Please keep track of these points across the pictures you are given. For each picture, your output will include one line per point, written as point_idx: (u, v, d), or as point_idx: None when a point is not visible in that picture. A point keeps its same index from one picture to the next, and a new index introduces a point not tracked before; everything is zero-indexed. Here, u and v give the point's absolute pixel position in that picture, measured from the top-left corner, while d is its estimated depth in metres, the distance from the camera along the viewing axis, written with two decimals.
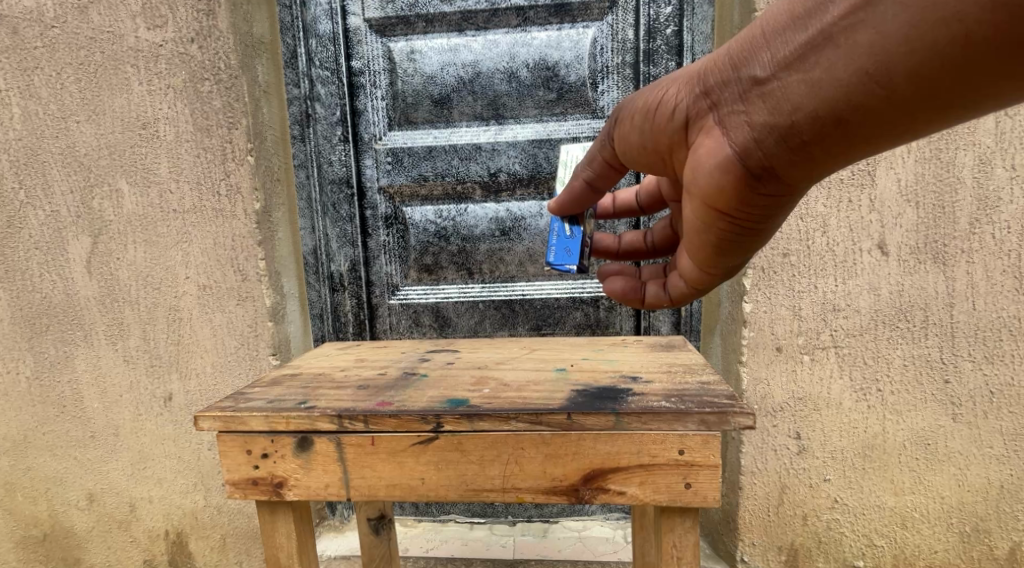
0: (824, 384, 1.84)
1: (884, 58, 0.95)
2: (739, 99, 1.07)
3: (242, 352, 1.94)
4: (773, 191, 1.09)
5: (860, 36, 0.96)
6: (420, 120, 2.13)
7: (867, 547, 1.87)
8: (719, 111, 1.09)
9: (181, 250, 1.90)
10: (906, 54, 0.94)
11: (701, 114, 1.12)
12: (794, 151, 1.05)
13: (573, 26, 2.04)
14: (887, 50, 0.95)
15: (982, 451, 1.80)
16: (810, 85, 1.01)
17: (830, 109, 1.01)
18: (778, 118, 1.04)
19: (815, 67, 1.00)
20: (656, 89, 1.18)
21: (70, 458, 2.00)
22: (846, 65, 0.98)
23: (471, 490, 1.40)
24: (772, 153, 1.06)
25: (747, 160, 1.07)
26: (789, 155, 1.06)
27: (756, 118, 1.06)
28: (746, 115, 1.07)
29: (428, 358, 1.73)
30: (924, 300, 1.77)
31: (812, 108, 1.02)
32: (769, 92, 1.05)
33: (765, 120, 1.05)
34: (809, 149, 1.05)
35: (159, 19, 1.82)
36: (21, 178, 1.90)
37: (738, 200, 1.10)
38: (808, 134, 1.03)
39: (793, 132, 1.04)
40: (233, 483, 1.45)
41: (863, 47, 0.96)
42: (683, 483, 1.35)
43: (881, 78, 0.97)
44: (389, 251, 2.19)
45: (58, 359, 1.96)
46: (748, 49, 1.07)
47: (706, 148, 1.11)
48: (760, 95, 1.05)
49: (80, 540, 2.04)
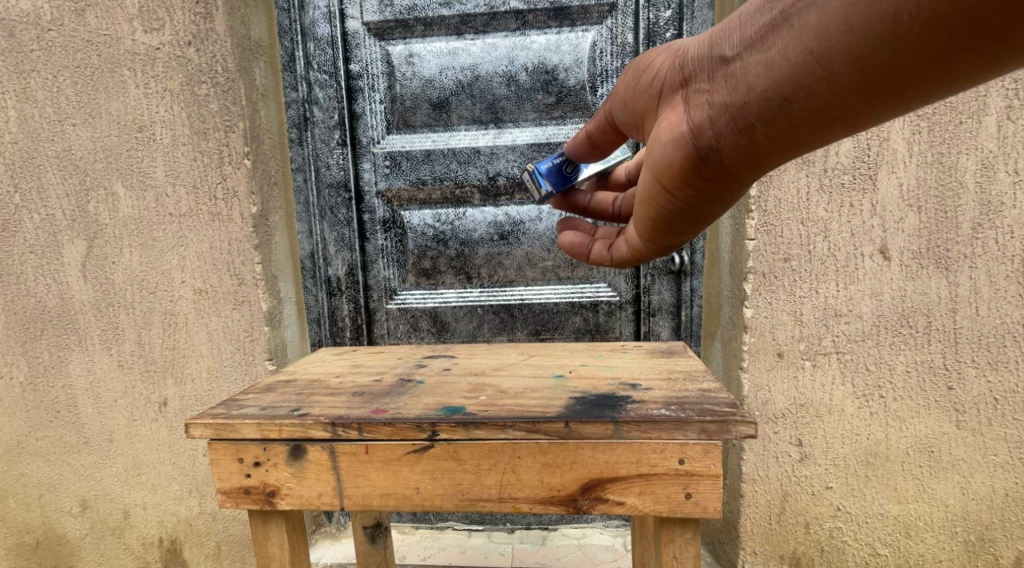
0: (826, 391, 1.81)
1: (829, 42, 0.89)
2: (705, 79, 1.01)
3: (238, 357, 1.92)
4: (716, 175, 1.04)
5: (811, 17, 0.90)
6: (418, 124, 2.11)
7: (871, 555, 1.84)
8: (685, 90, 1.04)
9: (177, 254, 1.89)
10: (850, 37, 0.88)
11: (671, 88, 1.06)
12: (739, 135, 0.99)
13: (573, 30, 2.03)
14: (831, 34, 0.89)
15: (986, 459, 1.77)
16: (765, 64, 0.95)
17: (779, 92, 0.95)
18: (730, 99, 0.98)
19: (770, 49, 0.94)
20: (640, 55, 1.13)
21: (63, 465, 1.98)
22: (796, 46, 0.92)
23: (467, 499, 1.38)
24: (721, 135, 1.00)
25: (697, 139, 1.02)
26: (736, 137, 0.99)
27: (715, 98, 1.00)
28: (703, 93, 1.01)
29: (425, 363, 1.71)
30: (927, 305, 1.75)
31: (763, 90, 0.96)
32: (731, 73, 0.98)
33: (721, 101, 0.99)
34: (755, 131, 0.98)
35: (156, 21, 1.81)
36: (16, 181, 1.89)
37: (682, 180, 1.06)
38: (756, 117, 0.97)
39: (743, 115, 0.98)
40: (225, 491, 1.43)
41: (811, 30, 0.90)
42: (684, 494, 1.33)
43: (824, 62, 0.90)
44: (387, 255, 2.18)
45: (52, 364, 1.94)
46: (721, 28, 1.01)
47: (666, 122, 1.06)
48: (721, 75, 0.99)
49: (72, 547, 2.01)
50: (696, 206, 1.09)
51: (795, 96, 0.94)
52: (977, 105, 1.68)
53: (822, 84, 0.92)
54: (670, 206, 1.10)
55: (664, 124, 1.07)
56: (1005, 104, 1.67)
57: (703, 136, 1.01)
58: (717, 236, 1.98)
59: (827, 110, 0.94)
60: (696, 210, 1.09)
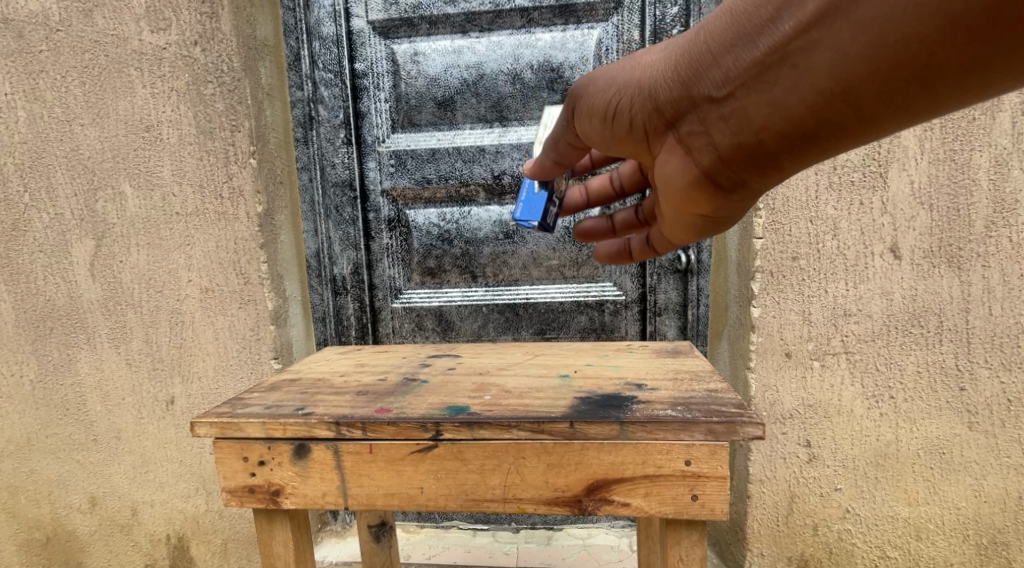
0: (835, 391, 1.79)
1: (845, 79, 0.93)
2: (698, 118, 1.04)
3: (244, 356, 1.93)
4: (742, 195, 1.09)
5: (817, 56, 0.93)
6: (423, 122, 2.11)
7: (880, 558, 1.82)
8: (679, 130, 1.06)
9: (184, 253, 1.90)
10: (866, 74, 0.92)
11: (660, 128, 1.09)
12: (760, 165, 1.03)
13: (578, 27, 2.02)
14: (847, 69, 0.92)
15: (999, 461, 1.74)
16: (768, 99, 0.98)
17: (794, 125, 0.98)
18: (740, 135, 1.01)
19: (775, 86, 0.97)
20: (605, 98, 1.12)
21: (73, 462, 1.99)
22: (806, 83, 0.95)
23: (471, 500, 1.38)
24: (739, 167, 1.04)
25: (716, 173, 1.06)
26: (755, 167, 1.04)
27: (722, 137, 1.03)
28: (704, 130, 1.04)
29: (430, 363, 1.70)
30: (938, 305, 1.73)
31: (776, 126, 0.99)
32: (731, 111, 1.01)
33: (730, 140, 1.02)
34: (775, 160, 1.02)
35: (163, 21, 1.82)
36: (26, 180, 1.91)
37: (711, 205, 1.11)
38: (774, 150, 1.01)
39: (759, 148, 1.02)
40: (230, 490, 1.43)
41: (816, 66, 0.93)
42: (690, 495, 1.32)
43: (841, 98, 0.94)
44: (393, 254, 2.17)
45: (61, 362, 1.96)
46: (700, 64, 1.01)
47: (672, 162, 1.09)
48: (721, 114, 1.02)
49: (81, 544, 2.03)
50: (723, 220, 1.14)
51: (809, 126, 0.97)
52: (991, 100, 1.65)
53: (835, 114, 0.95)
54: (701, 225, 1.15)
55: (670, 164, 1.10)
56: (1019, 100, 1.64)
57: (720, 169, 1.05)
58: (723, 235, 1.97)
59: (843, 134, 0.97)
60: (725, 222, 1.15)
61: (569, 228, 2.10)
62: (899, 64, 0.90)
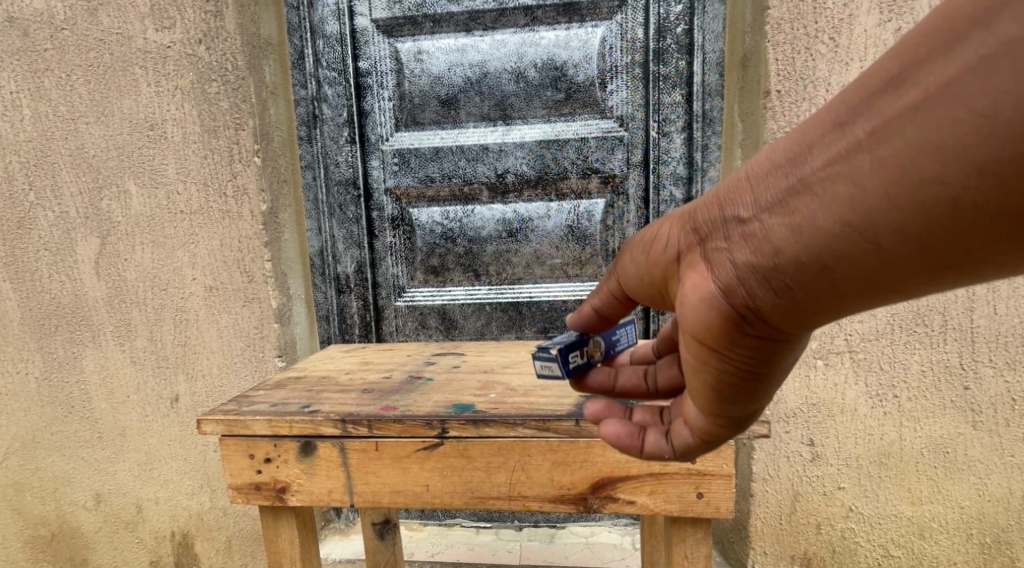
0: (839, 390, 1.79)
1: (877, 211, 0.67)
2: (720, 238, 0.78)
3: (248, 353, 1.93)
4: (759, 347, 0.79)
5: (843, 185, 0.68)
6: (427, 121, 2.11)
7: (883, 557, 1.82)
8: (701, 252, 0.81)
9: (189, 251, 1.90)
10: (907, 208, 0.65)
11: (690, 251, 0.83)
12: (777, 303, 0.75)
13: (582, 26, 2.01)
14: (879, 202, 0.66)
15: (1003, 460, 1.74)
16: (798, 227, 0.71)
17: (818, 263, 0.71)
18: (755, 263, 0.75)
19: (797, 214, 0.71)
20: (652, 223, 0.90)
21: (79, 459, 2.00)
22: (830, 213, 0.69)
23: (477, 497, 1.38)
24: (754, 300, 0.76)
25: (729, 312, 0.78)
26: (773, 310, 0.76)
27: (737, 265, 0.76)
28: (721, 258, 0.78)
29: (435, 361, 1.71)
30: (942, 304, 1.72)
31: (796, 260, 0.72)
32: (750, 235, 0.75)
33: (745, 269, 0.76)
34: (798, 306, 0.74)
35: (167, 20, 1.82)
36: (31, 179, 1.91)
37: (722, 347, 0.80)
38: (791, 292, 0.74)
39: (775, 286, 0.74)
40: (236, 487, 1.44)
41: (862, 189, 0.67)
42: (696, 493, 1.32)
43: (872, 235, 0.68)
44: (396, 253, 2.17)
45: (67, 360, 1.97)
46: (735, 184, 0.78)
47: (686, 293, 0.82)
48: (740, 238, 0.76)
49: (87, 540, 2.04)
50: (747, 382, 0.82)
51: (852, 268, 0.70)
52: None
53: (885, 258, 0.68)
54: (718, 382, 0.83)
55: (685, 293, 0.82)
56: None
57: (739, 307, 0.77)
58: None
59: (897, 279, 0.69)
60: (749, 386, 0.82)
61: (573, 226, 2.10)
62: (982, 194, 0.62)
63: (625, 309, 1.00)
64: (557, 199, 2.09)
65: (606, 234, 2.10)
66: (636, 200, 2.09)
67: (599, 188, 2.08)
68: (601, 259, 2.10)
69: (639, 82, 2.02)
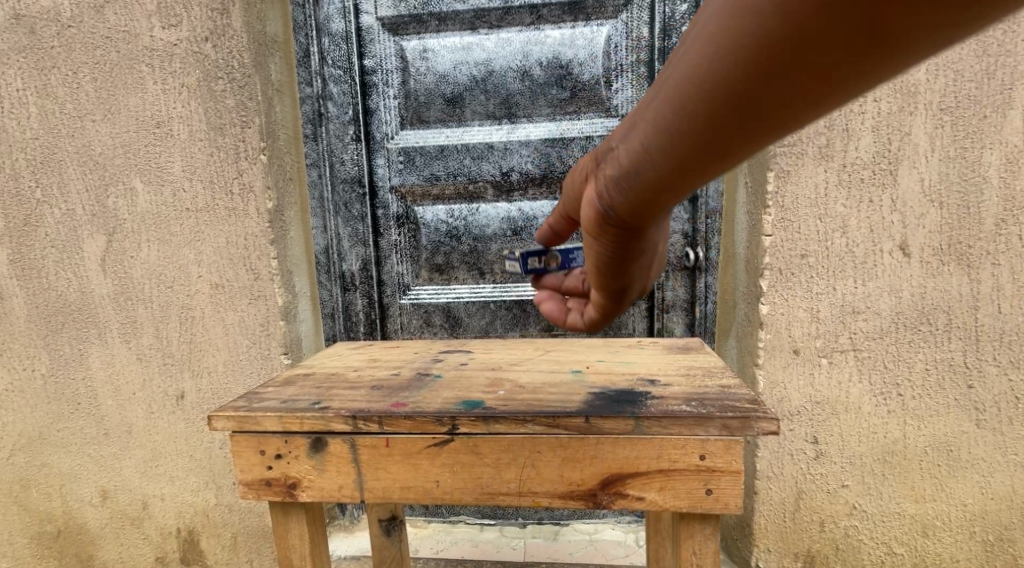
0: (843, 388, 1.79)
1: (678, 120, 0.88)
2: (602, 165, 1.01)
3: (254, 351, 1.94)
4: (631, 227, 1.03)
5: (656, 111, 0.90)
6: (432, 119, 2.12)
7: (886, 555, 1.83)
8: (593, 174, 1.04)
9: (195, 249, 1.91)
10: (698, 118, 0.86)
11: (590, 176, 1.06)
12: (632, 196, 0.98)
13: (587, 24, 2.01)
14: (677, 121, 0.88)
15: (1006, 458, 1.74)
16: (636, 143, 0.94)
17: (649, 165, 0.93)
18: (617, 176, 0.98)
19: (633, 134, 0.94)
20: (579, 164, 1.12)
21: (85, 455, 2.01)
22: (651, 128, 0.91)
23: (486, 494, 1.38)
24: (619, 200, 1.00)
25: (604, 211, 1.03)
26: (632, 203, 0.99)
27: (607, 180, 1.00)
28: (601, 174, 1.01)
29: (442, 358, 1.71)
30: (947, 303, 1.73)
31: (637, 166, 0.95)
32: (614, 154, 0.98)
33: (610, 182, 0.99)
34: (648, 194, 0.97)
35: (174, 18, 1.83)
36: (37, 177, 1.92)
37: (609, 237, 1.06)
38: (641, 188, 0.96)
39: (629, 185, 0.97)
40: (247, 483, 1.45)
41: (671, 112, 0.88)
42: (705, 490, 1.33)
43: (684, 139, 0.89)
44: (401, 251, 2.18)
45: (73, 357, 1.98)
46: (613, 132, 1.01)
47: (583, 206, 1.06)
48: (608, 160, 1.00)
49: (92, 537, 2.05)
50: (632, 243, 1.06)
51: (676, 161, 0.91)
52: (1002, 98, 1.66)
53: (698, 146, 0.89)
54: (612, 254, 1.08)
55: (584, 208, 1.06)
56: None
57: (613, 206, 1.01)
58: (733, 232, 1.95)
59: (717, 156, 0.90)
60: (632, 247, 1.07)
61: None
62: (740, 98, 0.82)
63: (572, 225, 1.24)
64: None
65: None
66: None
67: None
68: None
69: (644, 81, 2.03)
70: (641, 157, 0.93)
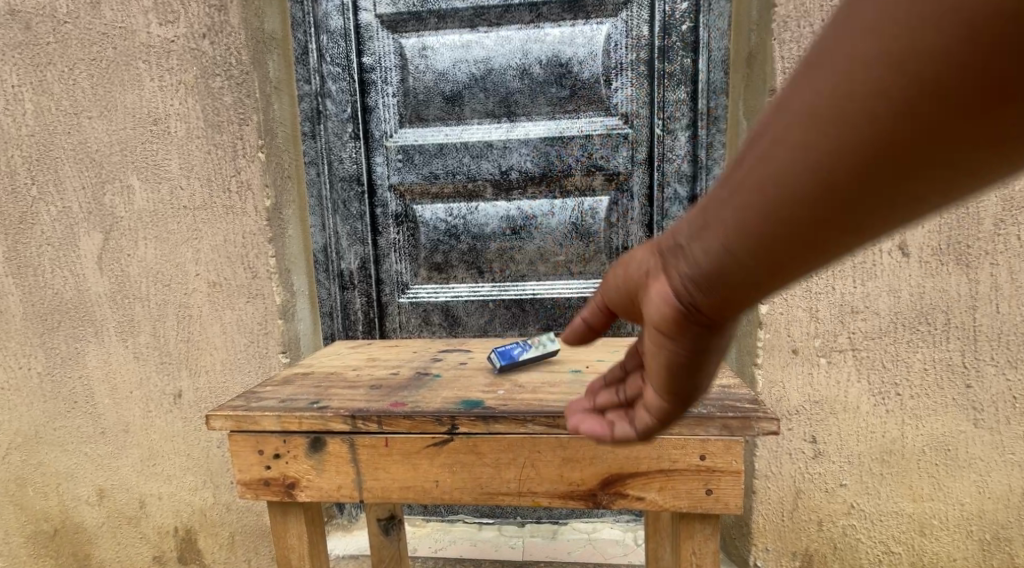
0: (842, 388, 1.80)
1: (798, 183, 0.72)
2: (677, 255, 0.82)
3: (252, 350, 1.93)
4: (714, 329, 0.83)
5: (757, 177, 0.74)
6: (431, 117, 2.11)
7: (884, 553, 1.83)
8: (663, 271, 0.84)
9: (192, 247, 1.90)
10: (820, 192, 0.71)
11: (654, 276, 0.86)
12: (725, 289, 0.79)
13: (587, 22, 2.01)
14: (791, 180, 0.72)
15: (1004, 457, 1.75)
16: (724, 229, 0.77)
17: (754, 252, 0.76)
18: (705, 268, 0.80)
19: (725, 214, 0.77)
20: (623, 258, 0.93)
21: (81, 454, 2.00)
22: (749, 206, 0.75)
23: (486, 493, 1.38)
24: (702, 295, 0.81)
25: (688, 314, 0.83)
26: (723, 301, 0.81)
27: (691, 271, 0.81)
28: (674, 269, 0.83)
29: (441, 357, 1.71)
30: (946, 302, 1.73)
31: (732, 257, 0.78)
32: (691, 246, 0.81)
33: (694, 275, 0.81)
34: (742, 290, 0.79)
35: (170, 14, 1.82)
36: (33, 174, 1.91)
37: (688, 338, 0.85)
38: (743, 272, 0.78)
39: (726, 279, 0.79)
40: (245, 483, 1.44)
41: (771, 172, 0.73)
42: (705, 490, 1.33)
43: (811, 209, 0.72)
44: (400, 249, 2.17)
45: (70, 355, 1.97)
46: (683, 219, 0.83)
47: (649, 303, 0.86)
48: (679, 251, 0.82)
49: (89, 536, 2.04)
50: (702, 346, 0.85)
51: (785, 236, 0.74)
52: None
53: (813, 214, 0.73)
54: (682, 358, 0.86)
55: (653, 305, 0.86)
56: None
57: (688, 310, 0.83)
58: None
59: (838, 226, 0.73)
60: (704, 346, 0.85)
61: (576, 223, 2.10)
62: (877, 152, 0.69)
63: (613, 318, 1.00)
64: (561, 196, 2.09)
65: (610, 232, 2.10)
66: (641, 197, 2.08)
67: (603, 186, 2.08)
68: (605, 256, 2.10)
69: (643, 79, 2.02)
70: (739, 241, 0.77)
